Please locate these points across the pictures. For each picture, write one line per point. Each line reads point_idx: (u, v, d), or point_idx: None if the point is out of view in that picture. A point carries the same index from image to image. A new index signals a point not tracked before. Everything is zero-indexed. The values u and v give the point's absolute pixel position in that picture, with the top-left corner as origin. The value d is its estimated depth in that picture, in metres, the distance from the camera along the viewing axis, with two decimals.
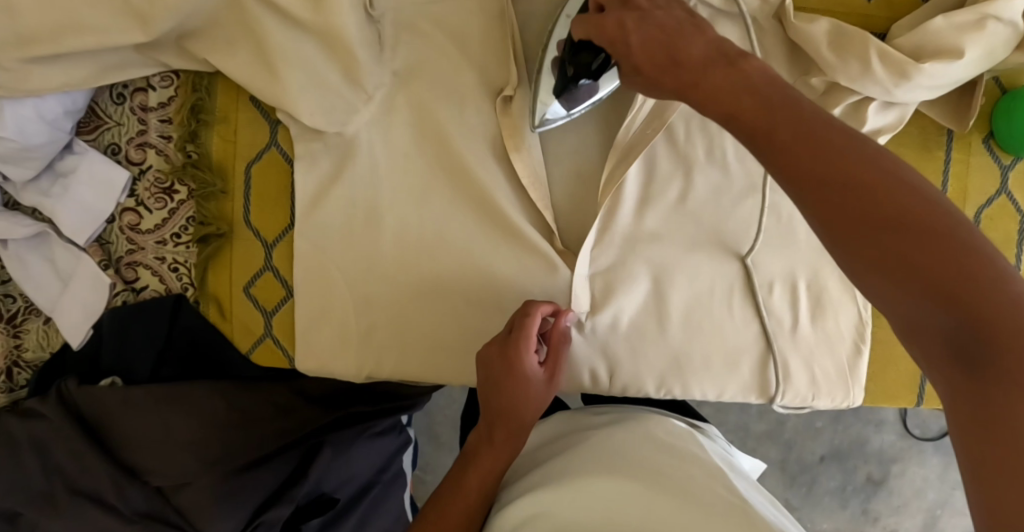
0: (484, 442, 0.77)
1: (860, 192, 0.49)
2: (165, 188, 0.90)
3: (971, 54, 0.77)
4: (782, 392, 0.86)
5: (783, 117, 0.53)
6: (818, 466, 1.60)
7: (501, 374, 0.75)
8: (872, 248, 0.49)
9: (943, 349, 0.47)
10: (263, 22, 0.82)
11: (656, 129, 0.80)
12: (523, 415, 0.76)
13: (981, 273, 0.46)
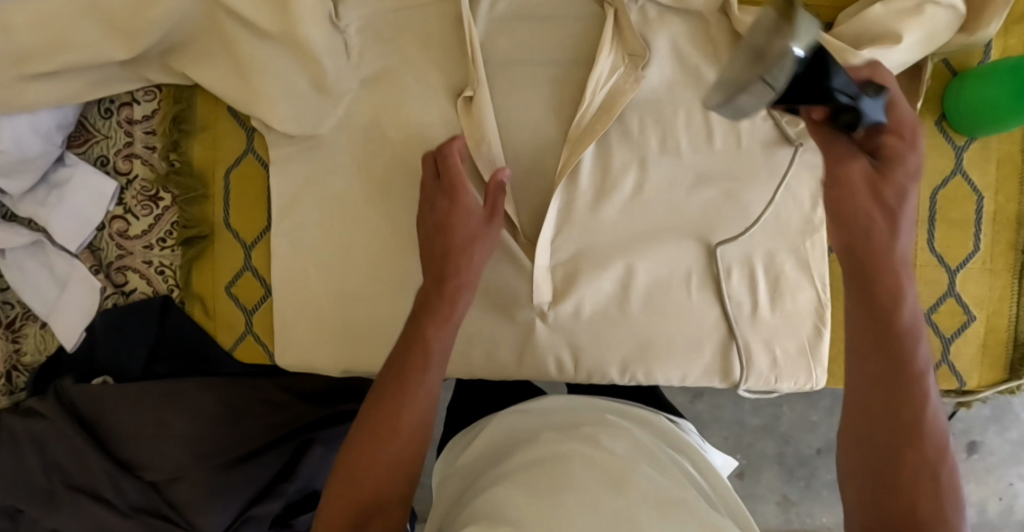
0: (424, 323, 0.73)
1: (893, 361, 0.61)
2: (151, 196, 0.96)
3: (910, 38, 0.79)
4: (745, 375, 0.89)
5: (878, 262, 0.63)
6: (817, 459, 1.47)
7: (437, 207, 0.77)
8: (873, 385, 0.62)
9: (874, 487, 0.60)
10: (235, 36, 0.87)
11: (604, 124, 0.84)
12: (457, 282, 0.74)
13: (921, 476, 0.59)
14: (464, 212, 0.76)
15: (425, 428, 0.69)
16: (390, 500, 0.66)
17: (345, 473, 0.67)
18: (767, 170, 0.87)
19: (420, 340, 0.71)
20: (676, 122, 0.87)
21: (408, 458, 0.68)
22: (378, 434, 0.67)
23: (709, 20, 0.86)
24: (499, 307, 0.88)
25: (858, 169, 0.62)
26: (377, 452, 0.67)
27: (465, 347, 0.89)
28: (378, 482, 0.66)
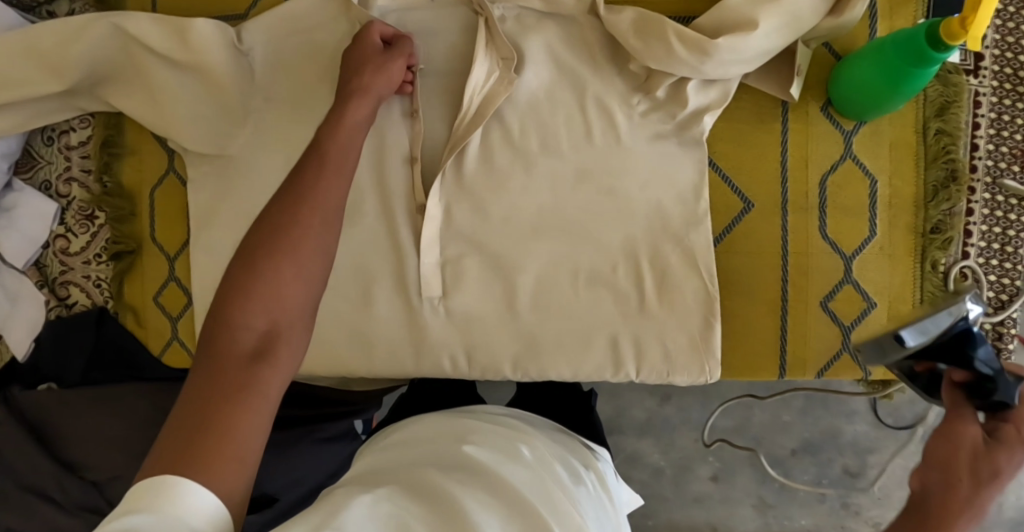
0: (302, 181, 0.71)
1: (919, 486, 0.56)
2: (87, 214, 1.03)
3: (768, 25, 0.80)
4: (636, 369, 0.91)
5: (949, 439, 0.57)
6: (791, 459, 1.34)
7: (347, 50, 0.86)
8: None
9: None
10: (150, 66, 0.96)
11: (477, 124, 0.88)
12: (339, 147, 0.75)
13: None
14: (368, 38, 0.85)
15: (310, 280, 0.67)
16: (282, 346, 0.63)
17: (226, 326, 0.62)
18: (647, 163, 0.89)
19: (302, 193, 0.70)
20: (557, 122, 0.90)
21: (294, 310, 0.65)
22: (261, 282, 0.64)
23: (581, 23, 0.90)
24: (395, 306, 0.92)
25: (971, 431, 0.57)
26: (261, 301, 0.63)
27: (366, 347, 0.93)
28: (264, 330, 0.63)
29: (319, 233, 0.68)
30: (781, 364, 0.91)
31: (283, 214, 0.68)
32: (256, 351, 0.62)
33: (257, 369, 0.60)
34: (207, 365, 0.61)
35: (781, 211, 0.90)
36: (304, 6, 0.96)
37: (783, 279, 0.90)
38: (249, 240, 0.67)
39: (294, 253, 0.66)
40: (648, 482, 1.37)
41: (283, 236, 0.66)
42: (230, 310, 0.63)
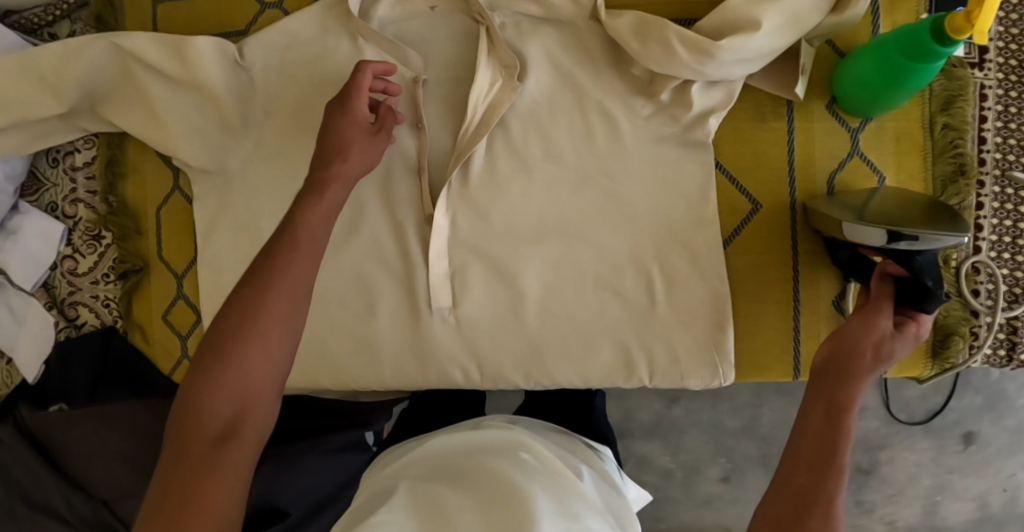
0: (273, 259, 0.69)
1: (837, 379, 0.70)
2: (94, 235, 1.04)
3: (770, 24, 0.79)
4: (648, 374, 0.89)
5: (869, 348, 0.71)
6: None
7: (335, 117, 0.81)
8: (811, 434, 0.66)
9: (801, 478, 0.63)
10: (149, 85, 0.96)
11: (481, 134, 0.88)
12: (314, 221, 0.73)
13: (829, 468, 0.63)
14: (362, 109, 0.82)
15: (280, 361, 0.67)
16: (248, 428, 0.64)
17: (192, 411, 0.64)
18: (652, 167, 0.88)
19: (271, 272, 0.68)
20: (557, 128, 0.89)
21: (260, 392, 0.66)
22: (228, 368, 0.65)
23: (580, 27, 0.89)
24: (401, 317, 0.92)
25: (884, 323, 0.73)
26: (227, 386, 0.64)
27: (373, 360, 0.92)
28: (230, 414, 0.64)
29: (286, 315, 0.68)
30: (794, 364, 0.90)
31: (251, 295, 0.67)
32: (221, 436, 0.63)
33: (221, 456, 0.62)
34: (176, 448, 0.63)
35: (790, 211, 0.89)
36: (301, 21, 0.95)
37: (794, 280, 0.89)
38: (219, 319, 0.67)
39: (262, 336, 0.66)
40: (661, 485, 1.37)
41: (252, 319, 0.66)
42: (197, 394, 0.64)
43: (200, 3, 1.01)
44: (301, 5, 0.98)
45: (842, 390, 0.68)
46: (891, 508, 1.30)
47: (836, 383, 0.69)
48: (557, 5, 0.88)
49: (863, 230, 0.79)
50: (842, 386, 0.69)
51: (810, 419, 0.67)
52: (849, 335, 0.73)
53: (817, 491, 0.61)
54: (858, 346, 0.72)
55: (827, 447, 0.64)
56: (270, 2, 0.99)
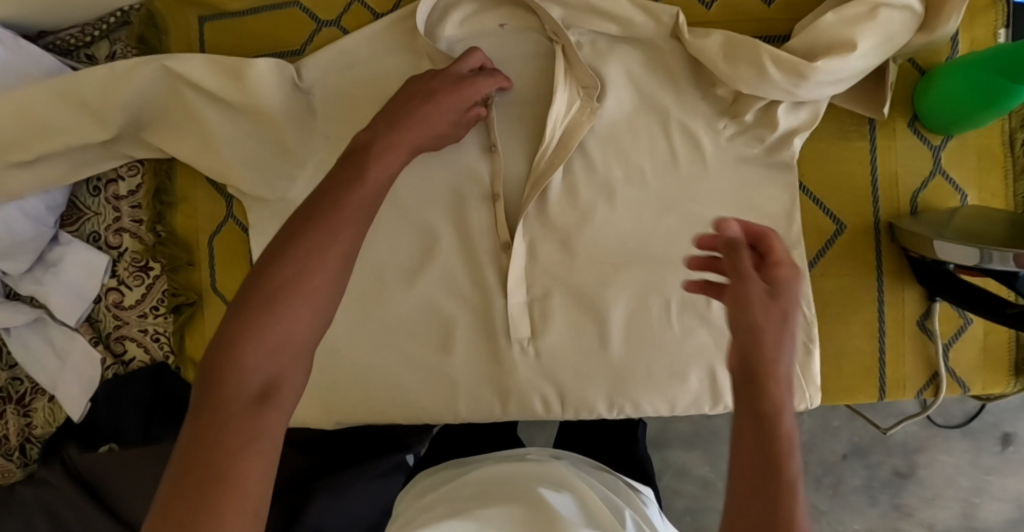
0: (333, 202, 0.60)
1: (754, 441, 0.47)
2: (141, 266, 0.99)
3: (865, 45, 0.78)
4: (735, 400, 0.88)
5: (745, 377, 0.49)
6: (842, 465, 1.27)
7: (448, 88, 0.78)
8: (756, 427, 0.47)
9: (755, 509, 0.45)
10: (200, 110, 0.90)
11: (561, 158, 0.85)
12: (378, 167, 0.64)
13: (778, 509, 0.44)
14: (469, 101, 0.80)
15: (328, 325, 0.57)
16: (287, 393, 0.53)
17: (227, 364, 0.52)
18: (736, 189, 0.87)
19: (330, 214, 0.59)
20: (638, 150, 0.87)
21: (304, 350, 0.55)
22: (273, 316, 0.54)
23: (660, 47, 0.87)
24: (479, 348, 0.89)
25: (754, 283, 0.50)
26: (271, 336, 0.53)
27: (451, 392, 0.89)
28: (270, 373, 0.53)
29: (342, 265, 0.58)
30: (880, 385, 0.89)
31: (302, 251, 0.56)
32: (259, 397, 0.52)
33: (259, 421, 0.51)
34: (201, 408, 0.51)
35: (875, 232, 0.88)
36: (363, 39, 0.92)
37: (878, 300, 0.88)
38: (265, 262, 0.57)
39: (315, 283, 0.56)
40: (700, 495, 1.26)
41: (305, 274, 0.56)
42: (234, 343, 0.53)
43: (250, 21, 0.95)
44: (361, 24, 0.94)
45: (758, 346, 0.49)
46: (929, 512, 1.26)
47: (746, 300, 0.50)
48: (638, 23, 0.86)
49: (958, 249, 0.78)
50: (751, 349, 0.49)
51: (736, 332, 0.50)
52: (735, 315, 0.50)
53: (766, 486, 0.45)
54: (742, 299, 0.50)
55: (767, 439, 0.46)
56: (326, 21, 0.94)
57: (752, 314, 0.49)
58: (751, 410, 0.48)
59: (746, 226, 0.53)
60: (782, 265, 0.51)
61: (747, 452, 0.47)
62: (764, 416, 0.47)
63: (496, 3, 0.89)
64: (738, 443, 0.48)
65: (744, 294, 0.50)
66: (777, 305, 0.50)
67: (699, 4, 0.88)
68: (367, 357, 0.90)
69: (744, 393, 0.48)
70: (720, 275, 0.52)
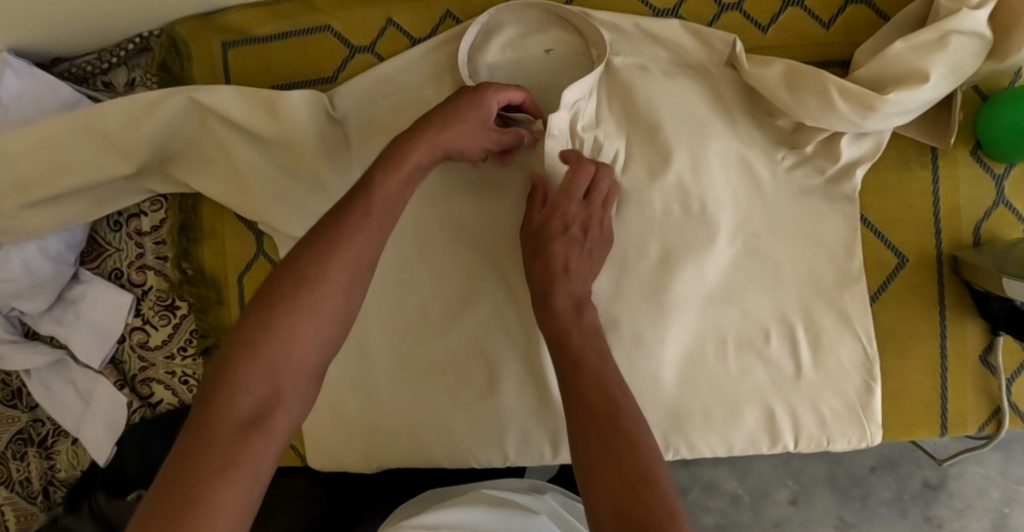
0: (339, 228, 0.64)
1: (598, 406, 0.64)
2: (167, 305, 0.95)
3: (938, 75, 0.74)
4: (793, 440, 0.84)
5: (605, 387, 0.66)
6: (871, 478, 1.15)
7: (461, 94, 0.74)
8: (605, 455, 0.60)
9: (618, 473, 0.58)
10: (230, 144, 0.86)
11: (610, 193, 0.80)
12: (383, 193, 0.68)
13: (651, 468, 0.59)
14: (487, 107, 0.74)
15: (325, 344, 0.61)
16: (279, 414, 0.58)
17: (224, 385, 0.57)
18: (795, 222, 0.83)
19: (334, 240, 0.63)
20: (696, 181, 0.82)
21: (298, 374, 0.60)
22: (271, 340, 0.59)
23: (714, 74, 0.84)
24: (526, 391, 0.85)
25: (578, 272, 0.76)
26: (267, 360, 0.58)
27: (497, 436, 0.85)
28: (265, 396, 0.57)
29: (342, 294, 0.62)
30: (941, 421, 0.86)
31: (298, 276, 0.61)
32: (251, 420, 0.56)
33: (248, 444, 0.54)
34: (195, 426, 0.55)
35: (937, 265, 0.85)
36: (400, 67, 0.87)
37: (941, 335, 0.85)
38: (271, 283, 0.62)
39: (313, 310, 0.61)
40: (729, 511, 1.17)
41: (301, 296, 0.60)
42: (232, 366, 0.58)
43: (278, 46, 0.90)
44: (397, 49, 0.90)
45: (581, 397, 0.65)
46: (960, 525, 1.14)
47: (570, 385, 0.67)
48: (691, 50, 0.83)
49: None
50: (582, 402, 0.65)
51: (566, 406, 0.66)
52: (549, 329, 0.74)
53: (634, 492, 0.57)
54: (562, 329, 0.72)
55: (628, 464, 0.59)
56: (361, 47, 0.90)
57: (547, 249, 0.76)
58: (601, 395, 0.65)
59: (652, 164, 0.83)
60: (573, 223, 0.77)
61: (602, 477, 0.59)
62: (604, 399, 0.65)
63: (544, 27, 0.85)
64: (591, 481, 0.59)
65: (544, 235, 0.77)
66: (569, 303, 0.74)
67: (756, 28, 0.85)
68: (409, 401, 0.85)
69: (590, 427, 0.63)
70: (569, 369, 0.69)
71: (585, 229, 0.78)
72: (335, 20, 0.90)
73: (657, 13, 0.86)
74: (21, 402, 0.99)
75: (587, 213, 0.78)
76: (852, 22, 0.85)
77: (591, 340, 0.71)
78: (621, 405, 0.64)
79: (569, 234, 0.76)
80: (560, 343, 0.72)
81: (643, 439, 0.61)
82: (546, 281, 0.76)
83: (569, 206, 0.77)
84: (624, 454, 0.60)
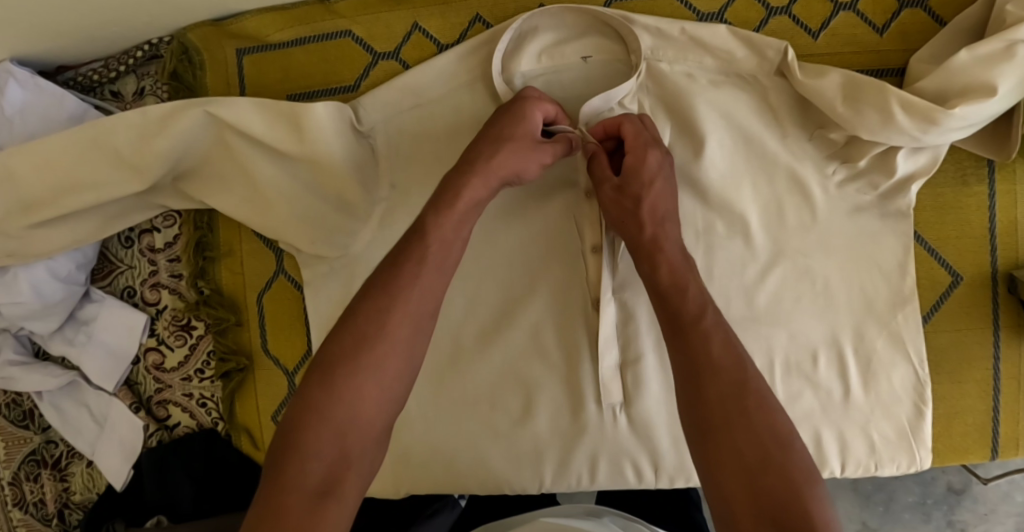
0: (398, 275, 0.62)
1: (721, 381, 0.59)
2: (182, 325, 0.91)
3: (1005, 88, 0.71)
4: (841, 466, 0.80)
5: (730, 358, 0.61)
6: (895, 482, 1.07)
7: (498, 118, 0.72)
8: (734, 442, 0.56)
9: (753, 461, 0.55)
10: (249, 158, 0.81)
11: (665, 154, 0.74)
12: (440, 235, 0.65)
13: (786, 456, 0.55)
14: (530, 121, 0.72)
15: (391, 402, 0.59)
16: (350, 478, 0.55)
17: (292, 451, 0.55)
18: (847, 239, 0.79)
19: (392, 287, 0.61)
20: (743, 198, 0.79)
21: (367, 433, 0.57)
22: (337, 401, 0.57)
23: (763, 83, 0.79)
24: (561, 416, 0.81)
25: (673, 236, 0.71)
26: (333, 423, 0.56)
27: (534, 462, 0.82)
28: (334, 457, 0.55)
29: (405, 346, 0.60)
30: (992, 445, 0.83)
31: (359, 330, 0.59)
32: (324, 487, 0.54)
33: (323, 511, 0.52)
34: (269, 495, 0.53)
35: (992, 284, 0.82)
36: (429, 76, 0.82)
37: (994, 356, 0.82)
38: (332, 339, 0.60)
39: (378, 364, 0.59)
40: None
41: (363, 351, 0.59)
42: (300, 432, 0.56)
43: (296, 53, 0.85)
44: (423, 56, 0.85)
45: (703, 356, 0.61)
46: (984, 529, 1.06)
47: (688, 341, 0.62)
48: (739, 58, 0.78)
49: None
50: (704, 364, 0.60)
51: (680, 365, 0.62)
52: (664, 278, 0.68)
53: (768, 472, 0.54)
54: (681, 279, 0.67)
55: (762, 436, 0.56)
56: (385, 53, 0.85)
57: (650, 194, 0.72)
58: (723, 372, 0.60)
59: (697, 181, 0.79)
60: (652, 159, 0.73)
61: (731, 454, 0.56)
62: (728, 373, 0.59)
63: (580, 33, 0.80)
64: (715, 459, 0.56)
65: (637, 183, 0.72)
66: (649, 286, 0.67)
67: (805, 34, 0.81)
68: (441, 427, 0.82)
69: (713, 390, 0.59)
70: (687, 325, 0.63)
71: (668, 166, 0.74)
72: (356, 25, 0.85)
73: (701, 17, 0.81)
74: (34, 423, 0.95)
75: (661, 149, 0.74)
76: (909, 27, 0.80)
77: (703, 297, 0.66)
78: (748, 368, 0.60)
79: (660, 170, 0.73)
80: (676, 295, 0.66)
81: (774, 421, 0.57)
82: (654, 229, 0.71)
83: (649, 143, 0.73)
84: (755, 426, 0.57)
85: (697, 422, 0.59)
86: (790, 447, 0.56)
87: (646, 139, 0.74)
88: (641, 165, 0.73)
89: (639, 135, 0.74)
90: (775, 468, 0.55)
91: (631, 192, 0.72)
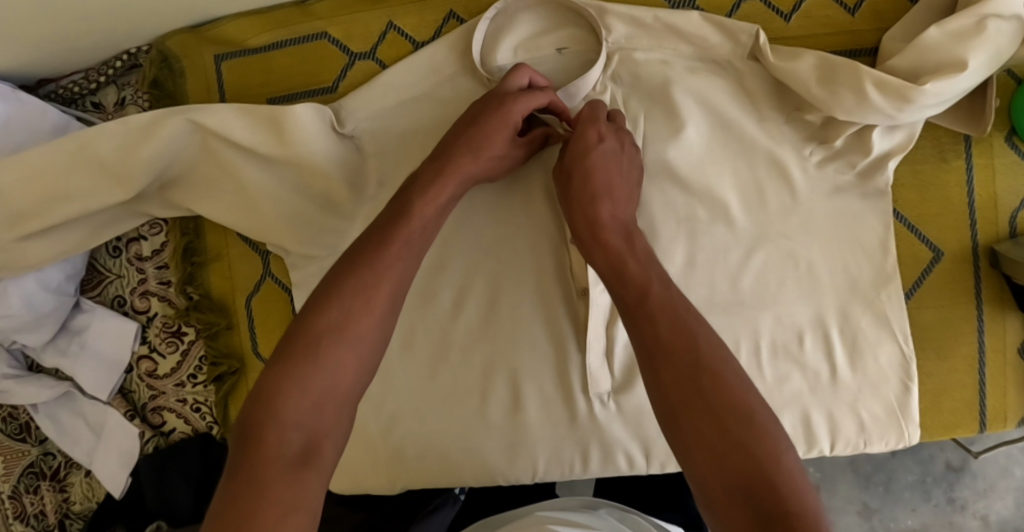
0: (365, 255, 0.63)
1: (678, 358, 0.58)
2: (173, 331, 0.91)
3: (976, 62, 0.71)
4: (831, 444, 0.81)
5: (681, 336, 0.60)
6: (893, 462, 1.07)
7: (485, 117, 0.72)
8: (699, 420, 0.55)
9: (720, 437, 0.54)
10: (231, 161, 0.81)
11: (604, 127, 0.75)
12: (421, 218, 0.66)
13: (756, 427, 0.54)
14: (512, 124, 0.72)
15: (365, 371, 0.59)
16: (327, 448, 0.56)
17: (271, 419, 0.54)
18: (827, 220, 0.80)
19: (369, 265, 0.62)
20: (722, 183, 0.80)
21: (343, 404, 0.58)
22: (315, 370, 0.57)
23: (739, 68, 0.80)
24: (551, 406, 0.82)
25: (605, 207, 0.71)
26: (316, 391, 0.56)
27: (527, 453, 0.82)
28: (311, 427, 0.55)
29: (381, 319, 0.61)
30: (980, 419, 0.83)
31: (330, 303, 0.60)
32: (300, 457, 0.54)
33: (303, 479, 0.53)
34: (246, 466, 0.52)
35: (974, 259, 0.82)
36: (406, 74, 0.83)
37: (978, 331, 0.83)
38: (306, 311, 0.60)
39: (356, 338, 0.59)
40: None
41: (339, 324, 0.59)
42: (277, 398, 0.55)
43: (275, 56, 0.86)
44: (399, 54, 0.86)
45: (654, 336, 0.60)
46: (983, 505, 1.06)
47: (640, 324, 0.62)
48: (713, 43, 0.79)
49: None
50: (656, 342, 0.60)
51: (638, 350, 0.61)
52: (623, 263, 0.67)
53: (738, 446, 0.53)
54: (617, 260, 0.67)
55: (726, 409, 0.55)
56: (361, 53, 0.86)
57: (586, 160, 0.73)
58: (681, 350, 0.59)
59: (677, 166, 0.79)
60: (592, 133, 0.74)
61: (696, 434, 0.55)
62: (682, 351, 0.58)
63: (555, 25, 0.81)
64: (686, 441, 0.56)
65: (578, 150, 0.74)
66: (611, 263, 0.67)
67: (778, 17, 0.81)
68: (433, 422, 0.82)
69: (670, 371, 0.58)
70: (634, 306, 0.63)
71: (615, 139, 0.75)
72: (332, 26, 0.85)
73: (673, 5, 0.82)
74: (31, 435, 0.96)
75: (614, 128, 0.76)
76: (880, 7, 0.81)
77: (649, 270, 0.66)
78: (701, 336, 0.59)
79: (600, 141, 0.74)
80: (617, 278, 0.66)
81: (737, 394, 0.56)
82: (607, 200, 0.72)
83: (595, 118, 0.75)
84: (715, 394, 0.56)
85: (664, 404, 0.58)
86: (756, 418, 0.55)
87: (592, 116, 0.75)
88: (576, 141, 0.74)
89: (593, 118, 0.75)
90: (742, 441, 0.54)
91: (569, 168, 0.74)
